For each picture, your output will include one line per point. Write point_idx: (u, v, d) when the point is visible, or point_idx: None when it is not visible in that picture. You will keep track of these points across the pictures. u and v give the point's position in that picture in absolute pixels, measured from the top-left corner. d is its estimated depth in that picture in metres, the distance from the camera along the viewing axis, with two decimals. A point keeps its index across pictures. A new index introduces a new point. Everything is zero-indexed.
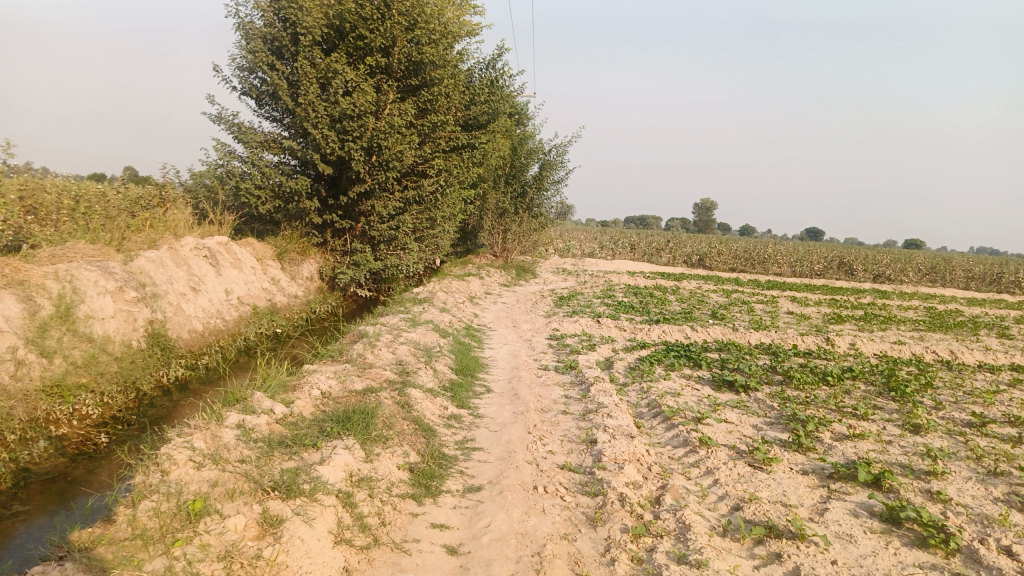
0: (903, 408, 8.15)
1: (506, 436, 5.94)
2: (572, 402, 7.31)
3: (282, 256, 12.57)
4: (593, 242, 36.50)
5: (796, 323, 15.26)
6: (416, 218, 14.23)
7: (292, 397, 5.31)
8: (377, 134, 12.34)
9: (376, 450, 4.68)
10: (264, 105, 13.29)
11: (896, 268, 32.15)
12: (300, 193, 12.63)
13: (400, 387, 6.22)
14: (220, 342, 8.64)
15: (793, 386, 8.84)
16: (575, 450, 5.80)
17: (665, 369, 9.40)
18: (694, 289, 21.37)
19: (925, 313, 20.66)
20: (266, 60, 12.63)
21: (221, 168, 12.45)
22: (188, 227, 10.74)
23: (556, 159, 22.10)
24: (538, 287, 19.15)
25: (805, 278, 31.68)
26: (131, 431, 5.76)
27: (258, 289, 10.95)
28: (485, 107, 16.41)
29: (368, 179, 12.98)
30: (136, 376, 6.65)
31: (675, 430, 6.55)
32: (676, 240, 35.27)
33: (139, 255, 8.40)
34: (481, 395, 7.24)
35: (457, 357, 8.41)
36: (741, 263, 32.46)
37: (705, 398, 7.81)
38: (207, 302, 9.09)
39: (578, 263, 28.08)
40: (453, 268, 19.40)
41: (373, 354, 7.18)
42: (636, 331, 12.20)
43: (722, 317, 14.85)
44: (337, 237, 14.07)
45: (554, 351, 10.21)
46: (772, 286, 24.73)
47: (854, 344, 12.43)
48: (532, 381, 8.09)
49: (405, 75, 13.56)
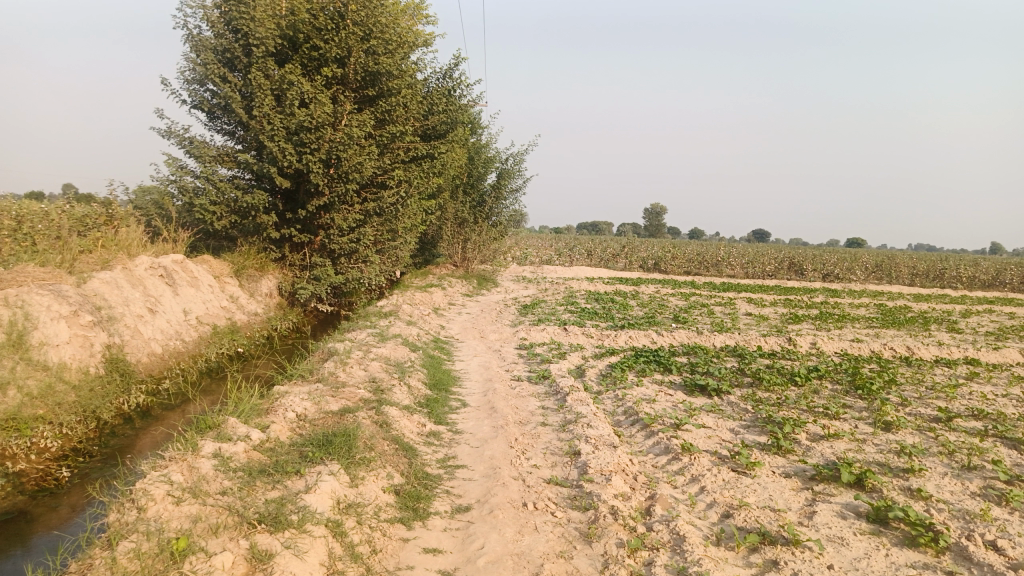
0: (872, 405, 8.29)
1: (488, 451, 5.81)
2: (550, 413, 7.21)
3: (240, 272, 12.22)
4: (550, 249, 36.60)
5: (756, 324, 15.45)
6: (377, 230, 14.01)
7: (267, 421, 5.10)
8: (335, 146, 12.10)
9: (360, 473, 4.51)
10: (216, 118, 12.93)
11: (845, 267, 33.00)
12: (256, 208, 12.31)
13: (377, 406, 6.05)
14: (181, 365, 8.31)
15: (763, 388, 8.92)
16: (559, 463, 5.70)
17: (636, 375, 9.39)
18: (653, 293, 21.53)
19: (877, 310, 21.20)
20: (217, 72, 12.29)
21: (173, 184, 12.06)
22: (142, 246, 10.35)
23: (514, 167, 22.05)
24: (500, 296, 19.04)
25: (758, 279, 32.27)
26: (94, 463, 5.48)
27: (217, 308, 10.61)
28: (443, 116, 16.27)
29: (327, 191, 12.73)
30: (96, 405, 6.34)
31: (656, 437, 6.51)
32: (631, 245, 35.58)
33: (93, 277, 8.03)
34: (458, 410, 7.10)
35: (428, 371, 8.24)
36: (696, 266, 32.93)
37: (681, 404, 7.81)
38: (165, 324, 8.75)
39: (536, 270, 28.06)
40: (413, 279, 19.16)
41: (345, 372, 6.97)
42: (603, 337, 12.19)
43: (685, 321, 14.96)
44: (295, 252, 13.77)
45: (525, 361, 10.12)
46: (728, 288, 25.10)
47: (816, 343, 12.65)
48: (506, 393, 7.98)
49: (361, 86, 13.36)
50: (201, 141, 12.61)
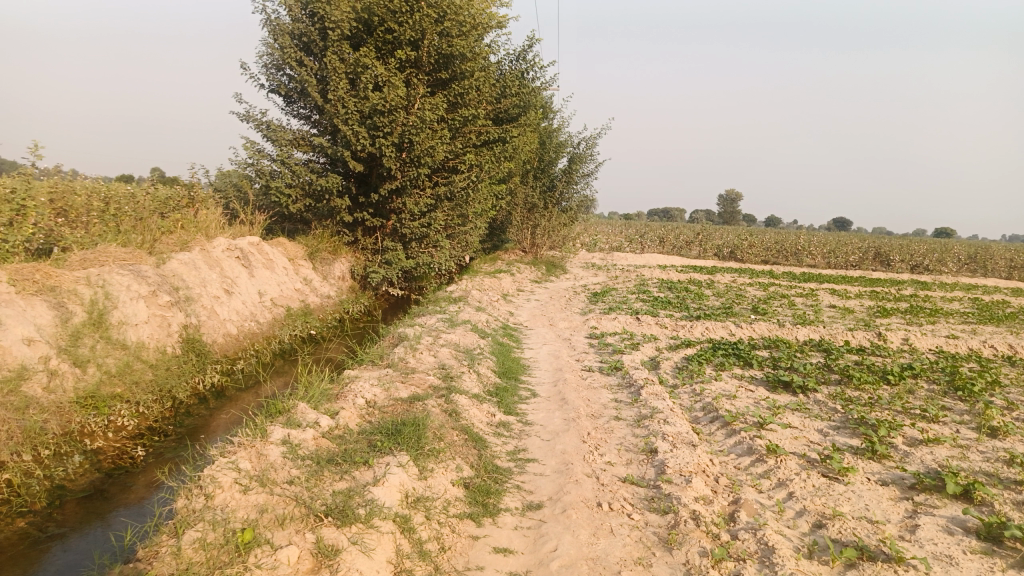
0: (974, 408, 7.67)
1: (560, 445, 5.58)
2: (624, 407, 6.93)
3: (314, 255, 12.32)
4: (621, 236, 35.99)
5: (841, 317, 14.70)
6: (448, 215, 13.93)
7: (337, 407, 5.00)
8: (408, 130, 12.00)
9: (430, 465, 4.34)
10: (293, 102, 13.05)
11: (935, 258, 31.26)
12: (330, 191, 12.36)
13: (446, 394, 5.90)
14: (255, 346, 8.39)
15: (852, 386, 8.39)
16: (635, 461, 5.43)
17: (714, 369, 8.98)
18: (728, 283, 20.83)
19: (971, 304, 19.94)
20: (294, 56, 12.36)
21: (251, 167, 12.23)
22: (220, 228, 10.51)
23: (586, 152, 21.62)
24: (570, 283, 18.75)
25: (841, 269, 30.90)
26: (168, 443, 5.54)
27: (291, 290, 10.71)
28: (515, 100, 16.03)
29: (399, 176, 12.69)
30: (172, 385, 6.41)
31: (738, 436, 6.17)
32: (705, 232, 34.62)
33: (172, 257, 8.16)
34: (528, 400, 6.89)
35: (499, 359, 8.07)
36: (773, 255, 31.81)
37: (763, 401, 7.40)
38: (240, 305, 8.84)
39: (607, 257, 27.60)
40: (482, 265, 19.05)
41: (415, 359, 6.85)
42: (678, 328, 11.77)
43: (764, 312, 14.36)
44: (368, 236, 13.82)
45: (596, 351, 9.84)
46: (809, 279, 24.08)
47: (907, 339, 11.90)
48: (578, 384, 7.72)
49: (435, 69, 13.24)
50: (277, 125, 12.75)
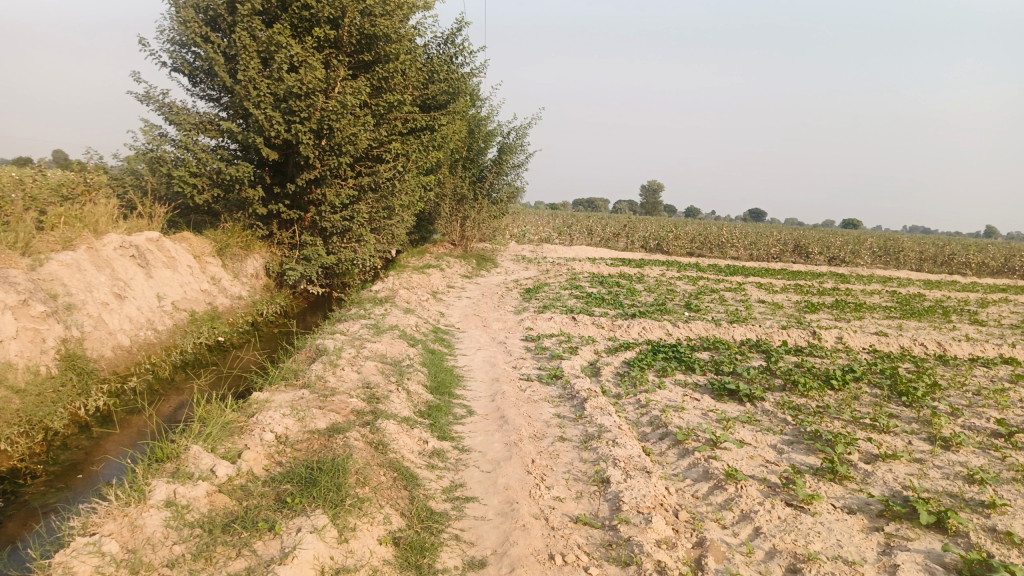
0: (922, 416, 7.46)
1: (502, 478, 4.96)
2: (568, 424, 6.34)
3: (223, 251, 11.27)
4: (550, 226, 35.64)
5: (773, 313, 14.58)
6: (372, 207, 13.08)
7: (240, 449, 4.21)
8: (328, 115, 11.11)
9: (352, 521, 3.62)
10: (199, 83, 11.91)
11: (850, 250, 32.16)
12: (241, 181, 11.34)
13: (371, 421, 5.18)
14: (151, 358, 7.41)
15: (798, 393, 8.08)
16: (586, 495, 4.86)
17: (657, 375, 8.52)
18: (658, 277, 20.63)
19: (891, 297, 20.36)
20: (199, 32, 11.24)
21: (151, 153, 11.07)
22: (114, 221, 9.38)
23: (516, 141, 21.00)
24: (500, 278, 18.12)
25: (763, 261, 31.41)
26: (35, 489, 4.61)
27: (196, 291, 9.70)
28: (444, 86, 15.25)
29: (318, 165, 11.79)
30: (44, 414, 5.43)
31: (692, 458, 5.69)
32: (632, 224, 34.63)
33: (51, 258, 7.07)
34: (463, 420, 6.23)
35: (430, 371, 7.37)
36: (699, 247, 32.07)
37: (712, 413, 6.96)
38: (135, 312, 7.83)
39: (537, 250, 27.12)
40: (409, 259, 18.17)
41: (336, 377, 6.07)
42: (614, 328, 11.30)
43: (699, 309, 14.11)
44: (284, 229, 12.83)
45: (533, 356, 9.25)
46: (735, 272, 24.22)
47: (842, 338, 11.81)
48: (517, 397, 7.10)
49: (356, 50, 12.34)
50: (181, 107, 11.61)
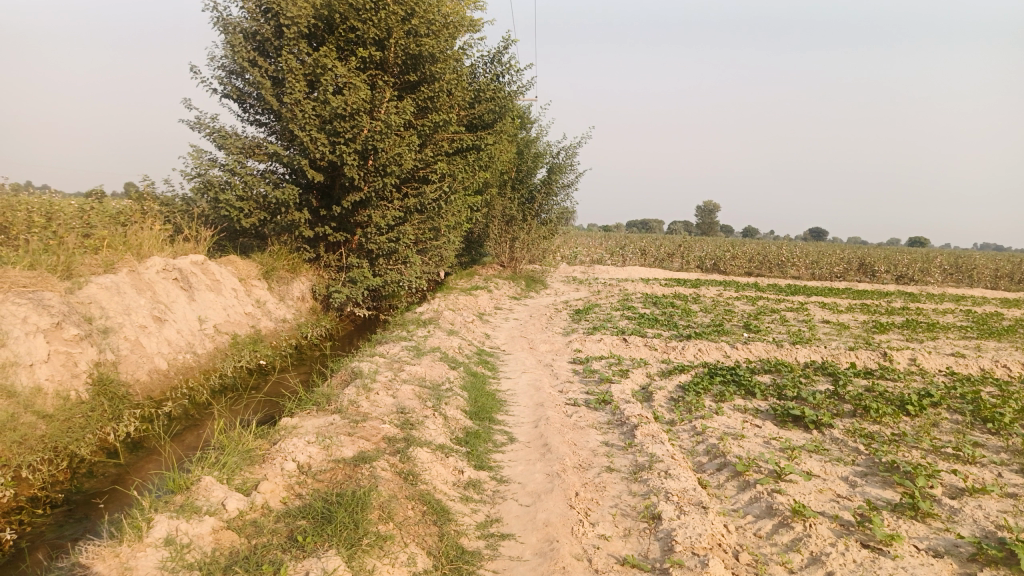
0: (1011, 445, 6.74)
1: (542, 513, 4.55)
2: (616, 453, 5.89)
3: (269, 275, 11.21)
4: (602, 248, 35.09)
5: (838, 334, 13.78)
6: (418, 228, 12.90)
7: (258, 480, 3.93)
8: (373, 136, 10.99)
9: (370, 563, 3.28)
10: (248, 108, 11.98)
11: (919, 268, 30.68)
12: (288, 204, 11.30)
13: (402, 450, 4.85)
14: (189, 383, 7.26)
15: (869, 419, 7.43)
16: (634, 533, 4.41)
17: (714, 400, 7.98)
18: (714, 297, 19.91)
19: (966, 316, 19.19)
20: (246, 57, 11.31)
21: (200, 177, 11.13)
22: (159, 245, 9.37)
23: (566, 161, 20.69)
24: (550, 299, 17.72)
25: (826, 280, 30.18)
26: (52, 520, 4.41)
27: (240, 314, 9.61)
28: (491, 105, 15.08)
29: (363, 186, 11.68)
30: (70, 440, 5.27)
31: (753, 491, 5.18)
32: (686, 244, 33.79)
33: (90, 281, 7.01)
34: (504, 448, 5.84)
35: (471, 395, 7.02)
36: (757, 266, 31.08)
37: (775, 441, 6.41)
38: (174, 335, 7.73)
39: (589, 271, 26.61)
40: (457, 281, 17.94)
41: (369, 402, 5.77)
42: (668, 351, 10.77)
43: (758, 330, 13.43)
44: (331, 251, 12.75)
45: (581, 380, 8.81)
46: (796, 291, 23.25)
47: (915, 360, 11.01)
48: (563, 423, 6.69)
49: (402, 71, 12.25)
50: (230, 132, 11.67)
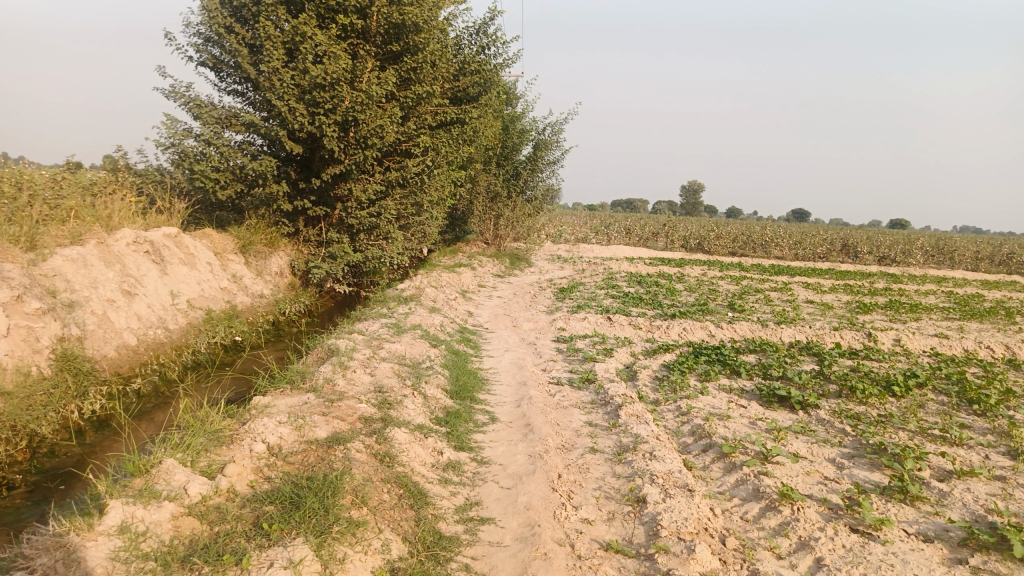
0: (998, 426, 6.67)
1: (523, 496, 4.39)
2: (599, 434, 5.74)
3: (246, 249, 10.93)
4: (587, 226, 34.93)
5: (822, 314, 13.72)
6: (400, 203, 12.63)
7: (224, 462, 3.74)
8: (353, 107, 10.69)
9: (341, 551, 3.11)
10: (225, 77, 11.61)
11: (901, 250, 30.79)
12: (265, 176, 10.99)
13: (379, 430, 4.67)
14: (160, 359, 7.03)
15: (856, 400, 7.34)
16: (618, 517, 4.27)
17: (699, 379, 7.86)
18: (699, 276, 19.81)
19: (948, 298, 19.25)
20: (223, 23, 10.92)
21: (174, 148, 10.78)
22: (131, 216, 9.05)
23: (551, 137, 20.41)
24: (534, 277, 17.54)
25: (809, 261, 30.21)
26: (9, 502, 4.20)
27: (215, 289, 9.34)
28: (476, 78, 14.76)
29: (343, 159, 11.37)
30: (31, 418, 5.03)
31: (739, 473, 5.06)
32: (671, 223, 33.68)
33: (55, 253, 6.72)
34: (484, 428, 5.68)
35: (452, 373, 6.84)
36: (741, 246, 31.08)
37: (761, 422, 6.29)
38: (145, 310, 7.47)
39: (574, 249, 26.44)
40: (440, 258, 17.69)
41: (345, 380, 5.58)
42: (653, 330, 10.63)
43: (743, 309, 13.35)
44: (311, 226, 12.47)
45: (564, 359, 8.66)
46: (780, 271, 23.21)
47: (899, 340, 10.95)
48: (545, 403, 6.53)
49: (385, 40, 11.90)
50: (205, 102, 11.31)
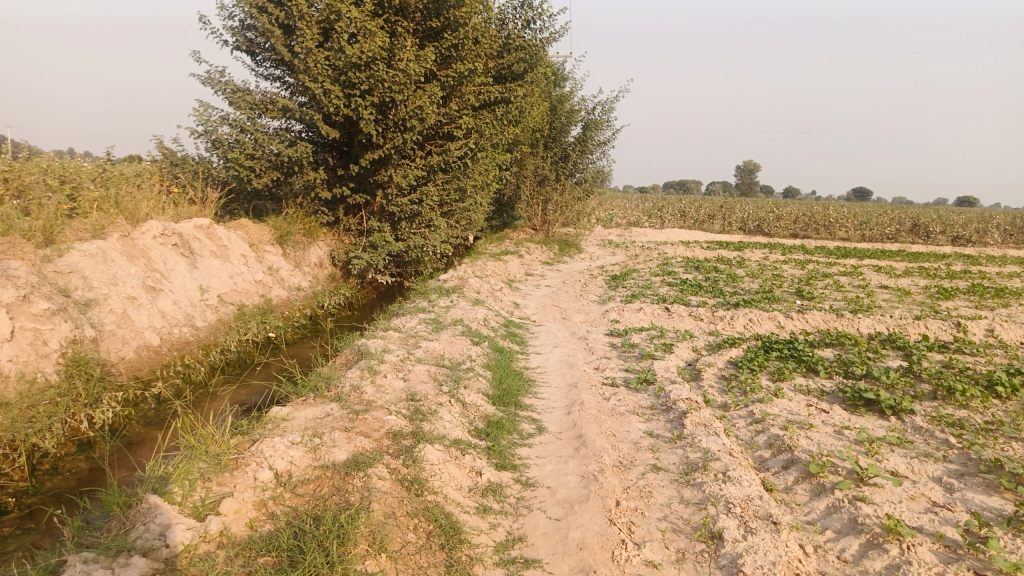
0: None
1: (575, 531, 3.72)
2: (662, 448, 5.03)
3: (284, 239, 10.47)
4: (640, 210, 33.86)
5: (900, 301, 12.60)
6: (443, 189, 12.02)
7: (222, 496, 3.17)
8: (391, 88, 10.09)
9: None
10: (260, 61, 11.15)
11: (976, 229, 28.87)
12: (302, 163, 10.49)
13: (408, 449, 4.05)
14: (185, 360, 6.57)
15: (956, 403, 6.41)
16: (690, 558, 3.57)
17: (772, 379, 7.04)
18: (761, 261, 18.71)
19: None
20: (255, 4, 10.44)
21: (208, 135, 10.37)
22: (161, 208, 8.64)
23: (601, 117, 19.50)
24: (585, 265, 16.75)
25: (877, 241, 28.57)
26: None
27: (249, 283, 8.90)
28: (521, 55, 14.03)
29: (382, 142, 10.81)
30: (33, 431, 4.59)
31: (831, 499, 4.28)
32: (728, 204, 32.34)
33: (72, 248, 6.29)
34: (530, 441, 5.02)
35: (496, 375, 6.20)
36: (803, 228, 29.62)
37: (849, 432, 5.47)
38: (170, 307, 7.03)
39: (626, 234, 25.50)
40: (487, 246, 17.06)
41: (374, 387, 4.98)
42: (715, 321, 9.79)
43: (811, 297, 12.34)
44: (351, 214, 11.98)
45: (619, 355, 7.93)
46: (847, 254, 21.87)
47: (992, 331, 9.84)
48: (599, 409, 5.83)
49: (424, 17, 11.26)
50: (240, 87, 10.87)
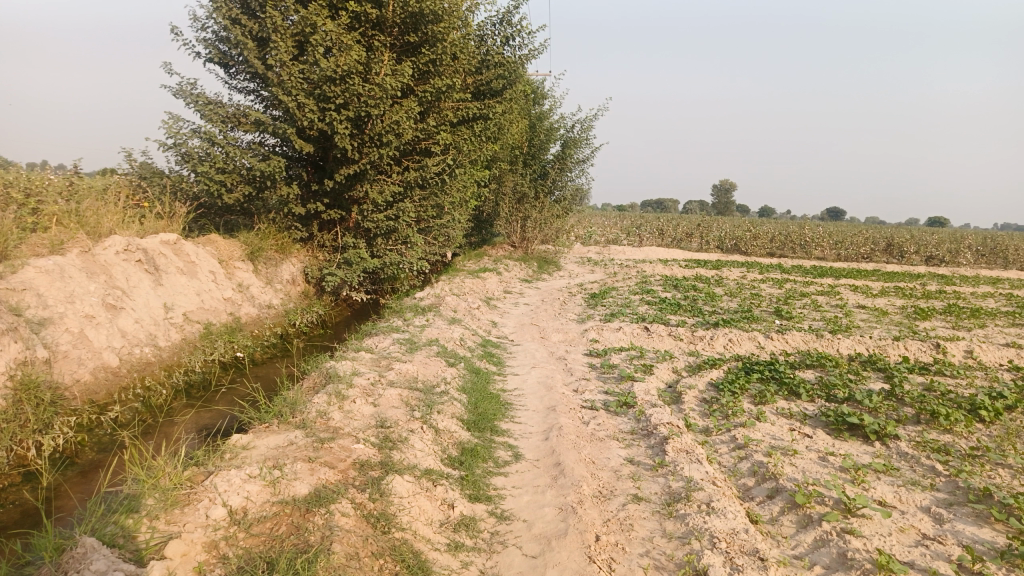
0: None
1: (552, 569, 3.51)
2: (643, 476, 4.83)
3: (256, 255, 10.19)
4: (618, 228, 33.86)
5: (879, 322, 12.57)
6: (420, 205, 11.81)
7: (170, 536, 2.91)
8: (366, 102, 9.89)
9: None
10: (233, 74, 10.92)
11: (949, 249, 29.19)
12: (274, 178, 10.24)
13: (376, 480, 3.81)
14: (145, 382, 6.28)
15: (940, 428, 6.29)
16: None
17: (754, 402, 6.89)
18: (739, 279, 18.67)
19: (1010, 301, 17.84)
20: (228, 15, 10.22)
21: (177, 148, 10.09)
22: (126, 222, 8.34)
23: (580, 134, 19.45)
24: (563, 282, 16.60)
25: (852, 260, 28.78)
26: None
27: (217, 300, 8.61)
28: (499, 71, 13.92)
29: (358, 158, 10.60)
30: None
31: (818, 531, 4.11)
32: (706, 223, 32.45)
33: (27, 264, 5.99)
34: (506, 470, 4.80)
35: (471, 398, 5.98)
36: (780, 246, 29.76)
37: (834, 458, 5.32)
38: (132, 326, 6.74)
39: (605, 252, 25.43)
40: (465, 263, 16.85)
41: (342, 413, 4.74)
42: (695, 342, 9.65)
43: (790, 317, 12.26)
44: (326, 230, 11.73)
45: (598, 377, 7.74)
46: (824, 273, 21.96)
47: (972, 352, 9.79)
48: (578, 434, 5.63)
49: (402, 31, 11.11)
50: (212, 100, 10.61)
